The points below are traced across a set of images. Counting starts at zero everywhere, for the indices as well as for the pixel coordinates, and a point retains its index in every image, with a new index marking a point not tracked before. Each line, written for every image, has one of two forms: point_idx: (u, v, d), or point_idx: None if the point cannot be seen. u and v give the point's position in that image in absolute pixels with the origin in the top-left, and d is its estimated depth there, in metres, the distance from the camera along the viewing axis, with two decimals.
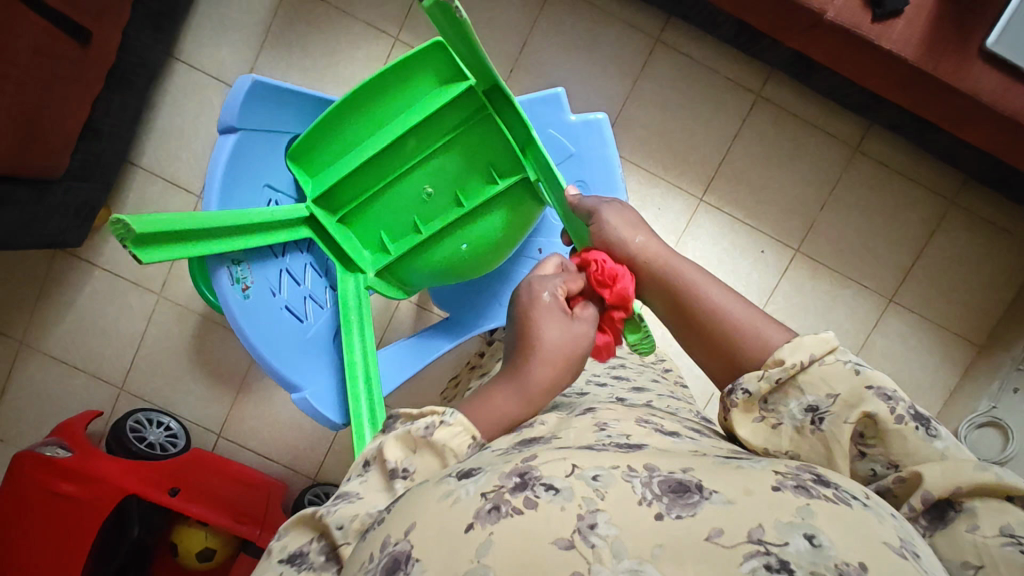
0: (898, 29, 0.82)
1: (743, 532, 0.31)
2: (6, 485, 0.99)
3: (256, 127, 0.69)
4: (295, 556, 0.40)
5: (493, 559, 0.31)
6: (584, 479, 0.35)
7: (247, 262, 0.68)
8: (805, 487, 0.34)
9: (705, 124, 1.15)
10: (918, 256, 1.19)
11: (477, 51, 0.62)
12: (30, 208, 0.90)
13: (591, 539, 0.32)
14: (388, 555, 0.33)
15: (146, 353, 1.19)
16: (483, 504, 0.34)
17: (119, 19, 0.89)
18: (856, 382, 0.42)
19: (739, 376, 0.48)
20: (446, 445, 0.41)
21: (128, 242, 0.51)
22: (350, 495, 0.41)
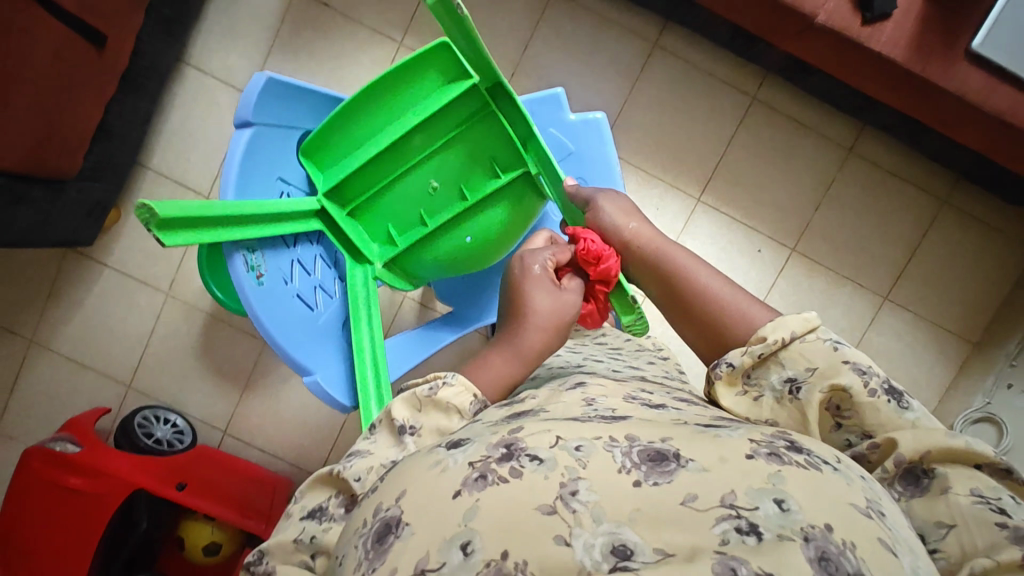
0: (886, 32, 0.85)
1: (715, 498, 0.33)
2: (16, 479, 1.01)
3: (270, 122, 0.71)
4: (315, 512, 0.43)
5: (479, 523, 0.33)
6: (566, 450, 0.36)
7: (261, 249, 0.70)
8: (777, 454, 0.36)
9: (702, 126, 1.17)
10: (912, 255, 1.21)
11: (480, 48, 0.65)
12: (46, 207, 0.93)
13: (573, 505, 0.33)
14: (381, 521, 0.36)
15: (153, 351, 1.22)
16: (470, 473, 0.36)
17: (131, 24, 0.92)
18: (834, 357, 0.45)
19: (725, 352, 0.51)
20: (451, 401, 0.46)
21: (154, 226, 0.53)
22: (363, 451, 0.44)
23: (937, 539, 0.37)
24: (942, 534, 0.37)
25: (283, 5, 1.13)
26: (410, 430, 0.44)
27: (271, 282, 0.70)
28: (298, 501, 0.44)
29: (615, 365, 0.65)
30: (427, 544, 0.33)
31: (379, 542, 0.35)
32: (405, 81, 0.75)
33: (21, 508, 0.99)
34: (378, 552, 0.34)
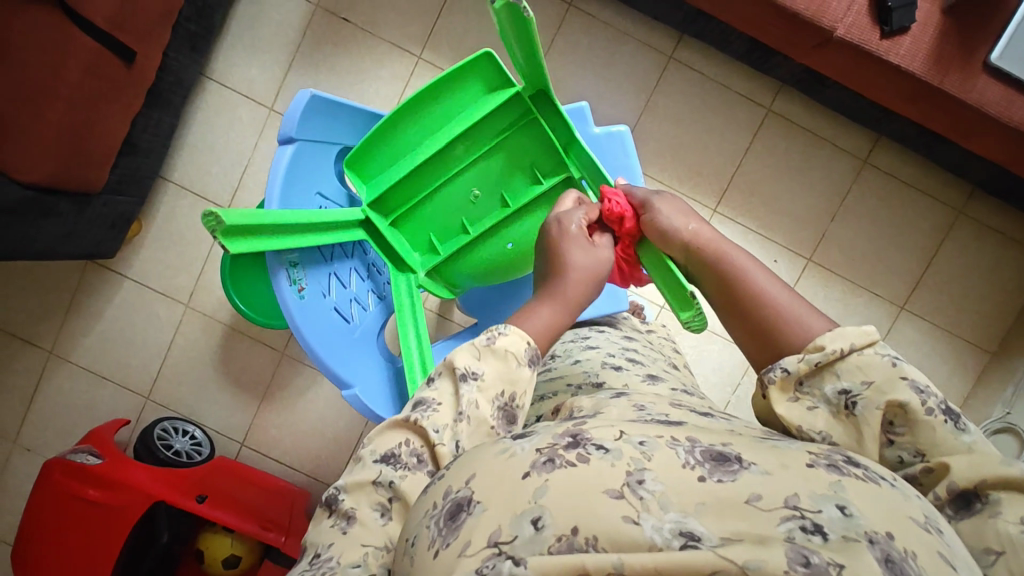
0: (905, 46, 0.86)
1: (779, 499, 0.33)
2: (37, 489, 1.02)
3: (311, 137, 0.71)
4: (388, 457, 0.46)
5: (548, 501, 0.35)
6: (631, 444, 0.38)
7: (302, 265, 0.70)
8: (836, 466, 0.36)
9: (718, 138, 1.18)
10: (928, 265, 1.21)
11: (535, 54, 0.67)
12: (71, 220, 0.94)
13: (640, 492, 0.35)
14: (452, 501, 0.38)
15: (172, 362, 1.22)
16: (538, 457, 0.38)
17: (160, 40, 0.93)
18: (891, 372, 0.44)
19: (780, 357, 0.49)
20: (508, 350, 0.49)
21: (219, 233, 0.55)
22: (429, 402, 0.47)
23: (987, 566, 0.37)
24: (992, 561, 0.37)
25: (305, 21, 1.15)
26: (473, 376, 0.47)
27: (311, 296, 0.70)
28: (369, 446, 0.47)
29: (635, 374, 0.64)
30: (499, 519, 0.35)
31: (452, 519, 0.37)
32: (450, 89, 0.76)
33: (42, 519, 0.99)
34: (451, 530, 0.36)
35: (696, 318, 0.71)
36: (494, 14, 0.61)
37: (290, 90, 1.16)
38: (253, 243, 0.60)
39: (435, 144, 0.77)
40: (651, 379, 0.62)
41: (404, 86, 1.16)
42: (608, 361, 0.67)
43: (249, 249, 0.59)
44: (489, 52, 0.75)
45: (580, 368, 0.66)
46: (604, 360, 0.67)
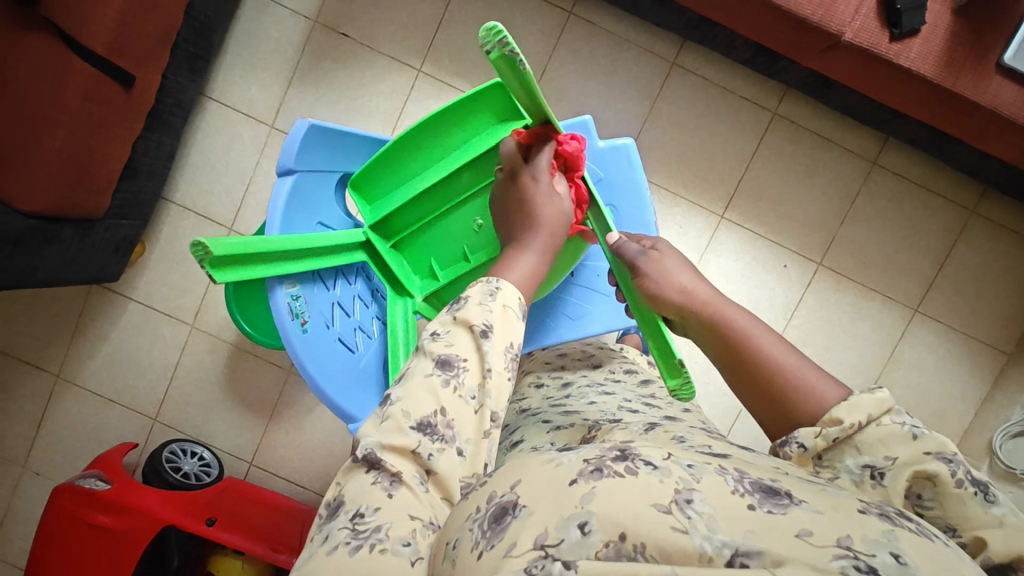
0: (914, 48, 0.84)
1: (831, 537, 0.31)
2: (47, 516, 1.02)
3: (311, 167, 0.71)
4: (424, 426, 0.45)
5: (597, 507, 0.33)
6: (679, 464, 0.36)
7: (304, 296, 0.70)
8: (888, 515, 0.34)
9: (723, 143, 1.16)
10: (941, 266, 1.19)
11: (537, 97, 0.62)
12: (74, 247, 0.94)
13: (688, 511, 0.33)
14: (497, 505, 0.37)
15: (179, 383, 1.21)
16: (586, 466, 0.36)
17: (159, 63, 0.93)
18: (914, 446, 0.42)
19: (794, 428, 0.48)
20: (512, 303, 0.51)
21: (207, 263, 0.55)
22: (457, 363, 0.47)
23: None
24: None
25: (303, 37, 1.14)
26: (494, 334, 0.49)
27: (314, 329, 0.70)
28: (398, 407, 0.45)
29: (652, 415, 0.63)
30: (545, 521, 0.34)
31: (496, 522, 0.36)
32: (458, 118, 0.74)
33: (56, 546, 1.00)
34: (496, 532, 0.35)
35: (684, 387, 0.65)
36: (490, 61, 0.57)
37: (290, 107, 1.15)
38: (245, 271, 0.60)
39: (441, 171, 0.77)
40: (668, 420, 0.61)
41: (404, 99, 1.15)
42: (625, 406, 0.67)
43: (237, 276, 0.58)
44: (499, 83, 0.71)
45: (596, 409, 0.66)
46: (621, 405, 0.67)
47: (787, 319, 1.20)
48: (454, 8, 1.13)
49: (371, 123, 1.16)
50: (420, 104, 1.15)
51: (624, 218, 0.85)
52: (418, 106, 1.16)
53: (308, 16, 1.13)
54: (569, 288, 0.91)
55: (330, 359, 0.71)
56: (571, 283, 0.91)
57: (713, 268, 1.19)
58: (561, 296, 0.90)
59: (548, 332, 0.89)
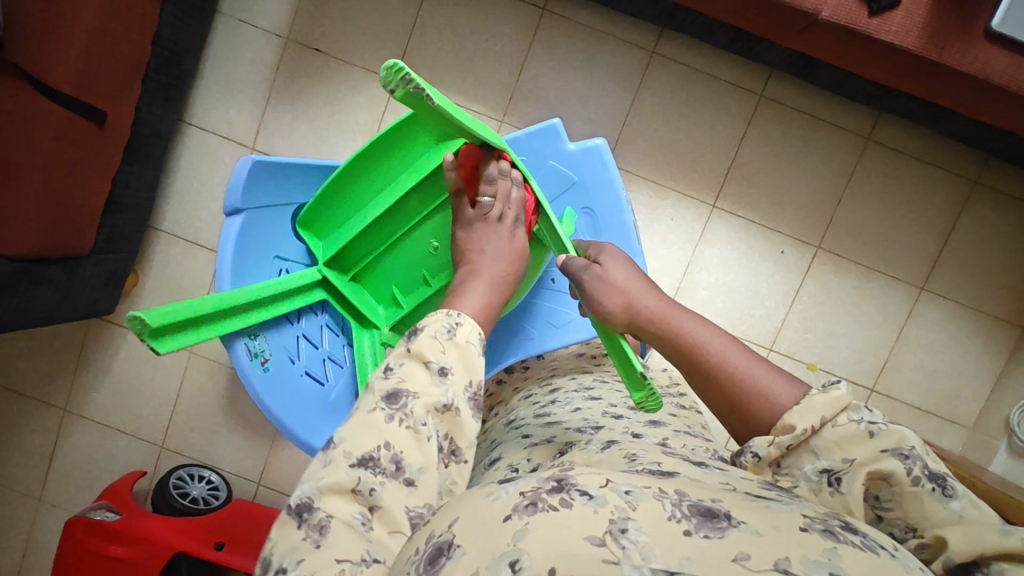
0: (896, 21, 0.80)
1: (768, 561, 0.30)
2: (61, 550, 1.03)
3: (260, 204, 0.73)
4: (365, 460, 0.46)
5: (528, 544, 0.32)
6: (616, 491, 0.35)
7: (264, 335, 0.72)
8: (832, 532, 0.33)
9: (710, 130, 1.13)
10: (945, 242, 1.15)
11: (457, 119, 0.62)
12: (63, 284, 0.95)
13: (622, 541, 0.32)
14: (433, 546, 0.36)
15: (182, 409, 1.22)
16: (520, 500, 0.35)
17: (129, 96, 0.93)
18: (871, 445, 0.43)
19: (751, 436, 0.48)
20: (464, 336, 0.53)
21: (145, 336, 0.56)
22: (405, 395, 0.48)
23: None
24: None
25: (276, 57, 1.13)
26: (448, 370, 0.50)
27: (277, 365, 0.73)
28: (339, 447, 0.46)
29: (635, 421, 0.63)
30: (476, 562, 0.33)
31: (431, 564, 0.35)
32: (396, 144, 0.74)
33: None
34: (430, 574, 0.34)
35: (651, 398, 0.63)
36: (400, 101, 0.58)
37: (269, 128, 1.15)
38: (189, 336, 0.61)
39: (391, 197, 0.75)
40: (650, 425, 0.61)
41: (382, 110, 1.14)
42: (609, 412, 0.66)
43: (180, 345, 0.60)
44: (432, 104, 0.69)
45: (579, 416, 0.65)
46: (604, 411, 0.66)
47: (787, 306, 1.17)
48: (427, 13, 1.12)
49: (349, 137, 1.15)
50: (399, 114, 1.14)
51: (595, 221, 0.83)
52: (397, 116, 1.14)
53: (280, 34, 1.13)
54: (541, 293, 0.89)
55: (294, 395, 0.74)
56: (544, 288, 0.90)
57: (707, 260, 1.16)
58: (536, 303, 0.89)
59: (532, 342, 0.88)
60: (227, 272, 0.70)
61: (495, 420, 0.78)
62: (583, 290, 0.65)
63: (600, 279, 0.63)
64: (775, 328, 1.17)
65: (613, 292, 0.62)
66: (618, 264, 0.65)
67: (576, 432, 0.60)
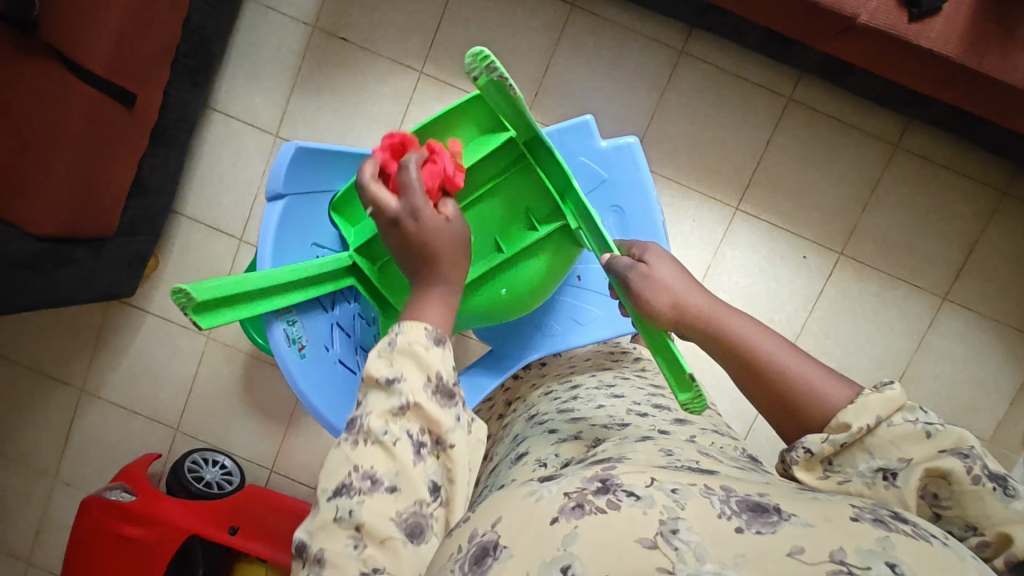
0: (937, 28, 0.79)
1: (823, 552, 0.30)
2: (77, 528, 1.05)
3: (300, 190, 0.73)
4: (342, 488, 0.48)
5: (579, 548, 0.33)
6: (662, 491, 0.35)
7: (301, 321, 0.72)
8: (883, 521, 0.32)
9: (736, 132, 1.12)
10: (970, 252, 1.13)
11: (523, 113, 0.64)
12: (88, 266, 0.96)
13: (674, 542, 0.32)
14: (477, 544, 0.36)
15: (198, 393, 1.23)
16: (566, 502, 0.35)
17: (159, 80, 0.93)
18: (929, 446, 0.42)
19: (803, 434, 0.47)
20: (407, 341, 0.52)
21: (190, 310, 0.56)
22: (360, 420, 0.49)
23: None
24: None
25: (304, 45, 1.13)
26: (397, 378, 0.50)
27: (312, 353, 0.73)
28: (319, 484, 0.49)
29: (661, 419, 0.63)
30: (527, 566, 0.33)
31: (477, 563, 0.35)
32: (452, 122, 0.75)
33: (86, 554, 1.03)
34: (478, 573, 0.34)
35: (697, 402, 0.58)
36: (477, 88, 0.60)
37: (294, 115, 1.15)
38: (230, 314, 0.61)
39: None
40: (677, 423, 0.61)
41: (407, 101, 1.14)
42: (633, 409, 0.65)
43: (221, 320, 0.60)
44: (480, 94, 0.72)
45: (604, 413, 0.65)
46: (630, 407, 0.66)
47: (807, 312, 1.16)
48: (454, 6, 1.11)
49: (373, 128, 1.15)
50: (423, 105, 1.14)
51: (625, 221, 0.83)
52: (421, 108, 1.14)
53: (307, 21, 1.12)
54: (564, 289, 0.90)
55: (328, 382, 0.74)
56: (568, 285, 0.90)
57: (728, 263, 1.15)
58: (559, 298, 0.90)
59: (555, 338, 0.88)
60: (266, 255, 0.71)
61: (515, 417, 0.78)
62: (628, 289, 0.59)
63: (649, 281, 0.58)
64: (794, 334, 1.16)
65: (661, 292, 0.57)
66: (666, 262, 0.60)
67: (602, 428, 0.60)
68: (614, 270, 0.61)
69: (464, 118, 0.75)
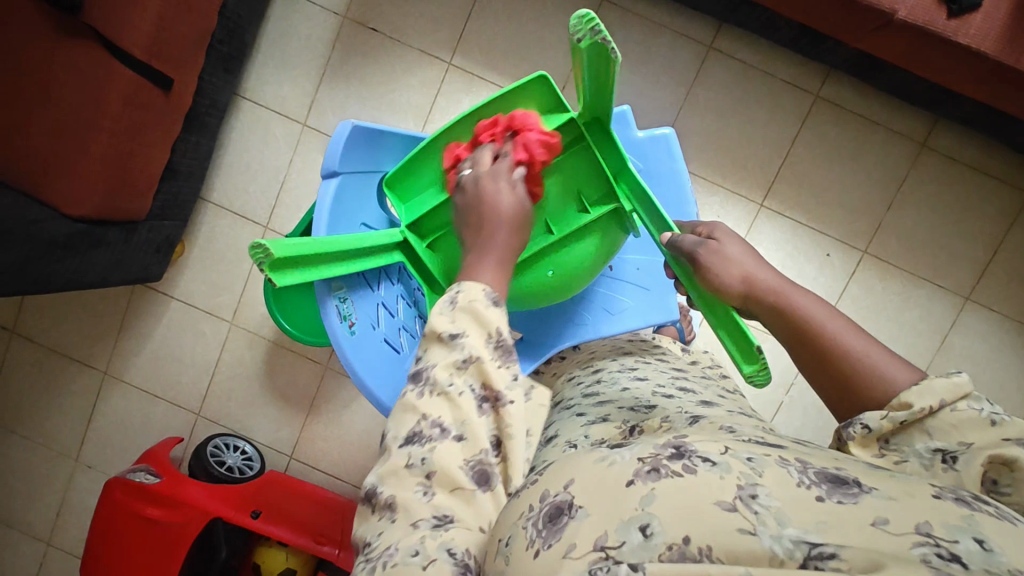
0: (975, 25, 0.80)
1: (909, 524, 0.30)
2: (100, 509, 1.05)
3: (353, 169, 0.75)
4: (412, 437, 0.48)
5: (657, 508, 0.34)
6: (739, 458, 0.36)
7: (351, 297, 0.73)
8: (965, 500, 0.32)
9: (764, 128, 1.12)
10: (995, 253, 1.13)
11: (606, 89, 0.67)
12: (119, 248, 0.97)
13: (754, 506, 0.33)
14: (550, 505, 0.38)
15: (220, 379, 1.24)
16: (642, 466, 0.37)
17: (195, 66, 0.94)
18: (993, 433, 0.41)
19: (860, 412, 0.48)
20: (468, 302, 0.51)
21: (265, 266, 0.57)
22: (425, 373, 0.49)
23: None
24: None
25: (333, 34, 1.14)
26: (459, 335, 0.49)
27: (361, 331, 0.74)
28: (389, 433, 0.49)
29: (688, 400, 0.62)
30: (605, 525, 0.35)
31: (552, 522, 0.37)
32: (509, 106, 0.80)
33: (108, 535, 1.04)
34: (553, 531, 0.36)
35: (762, 373, 0.64)
36: (577, 53, 0.61)
37: (322, 105, 1.15)
38: (297, 277, 0.61)
39: None
40: (704, 405, 0.61)
41: (434, 93, 1.14)
42: (658, 391, 0.65)
43: (290, 282, 0.60)
44: (545, 78, 0.77)
45: (630, 395, 0.65)
46: (656, 388, 0.66)
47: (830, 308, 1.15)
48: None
49: (400, 119, 1.15)
50: (450, 97, 1.14)
51: (666, 210, 0.83)
52: (449, 100, 1.14)
53: (337, 11, 1.13)
54: (598, 280, 0.92)
55: (375, 360, 0.75)
56: (602, 275, 0.92)
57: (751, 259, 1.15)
58: (593, 289, 0.92)
59: (586, 327, 0.88)
60: (322, 227, 0.71)
61: None
62: (697, 267, 0.63)
63: (717, 254, 0.61)
64: None
65: (730, 265, 0.60)
66: (733, 240, 0.63)
67: (630, 410, 0.59)
68: (680, 249, 0.65)
69: (524, 101, 0.80)
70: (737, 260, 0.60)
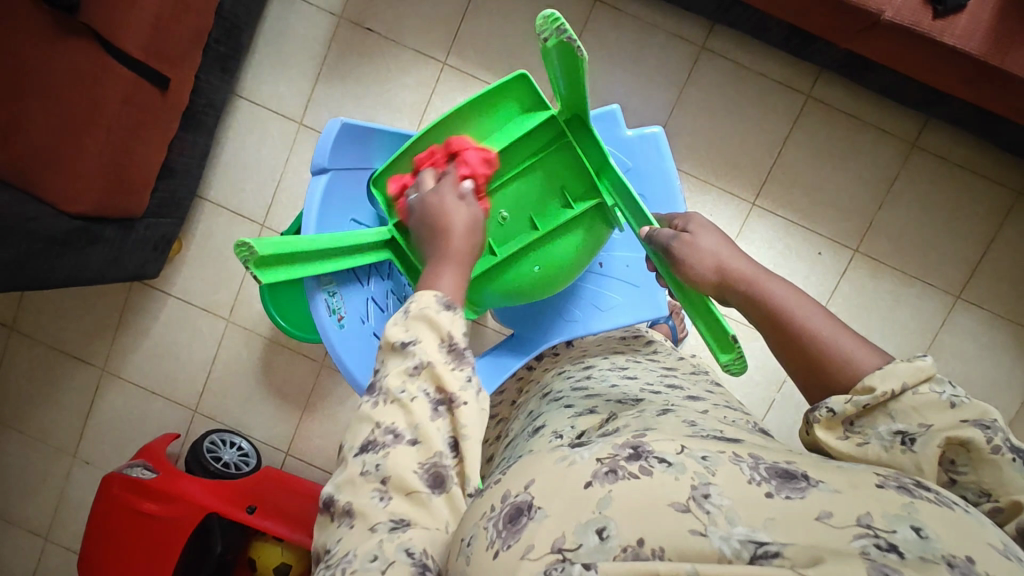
0: (961, 25, 0.81)
1: (850, 517, 0.32)
2: (98, 504, 1.06)
3: (343, 165, 0.77)
4: (367, 446, 0.49)
5: (612, 510, 0.35)
6: (694, 458, 0.37)
7: (341, 292, 0.74)
8: (907, 488, 0.34)
9: (756, 127, 1.13)
10: (985, 252, 1.14)
11: (579, 86, 0.67)
12: (116, 245, 0.98)
13: (706, 506, 0.34)
14: (511, 505, 0.38)
15: (217, 375, 1.25)
16: (600, 467, 0.38)
17: (192, 65, 0.95)
18: (952, 415, 0.43)
19: (827, 397, 0.48)
20: (420, 310, 0.53)
21: (251, 263, 0.58)
22: (380, 382, 0.50)
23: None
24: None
25: (330, 34, 1.15)
26: (412, 342, 0.51)
27: (350, 324, 0.75)
28: (346, 444, 0.50)
29: (675, 395, 0.64)
30: (562, 526, 0.35)
31: (512, 522, 0.37)
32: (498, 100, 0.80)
33: (106, 529, 1.05)
34: (513, 532, 0.36)
35: (739, 360, 0.67)
36: (545, 51, 0.62)
37: (318, 104, 1.17)
38: (284, 272, 0.63)
39: None
40: (691, 399, 0.62)
41: (430, 92, 1.15)
42: (647, 387, 0.66)
43: (276, 277, 0.61)
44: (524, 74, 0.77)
45: (619, 391, 0.66)
46: (644, 386, 0.67)
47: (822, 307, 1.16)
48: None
49: (395, 118, 1.16)
50: (445, 96, 1.15)
51: (654, 206, 0.84)
52: (444, 99, 1.15)
53: (333, 12, 1.14)
54: (587, 276, 0.93)
55: (365, 355, 0.76)
56: (591, 271, 0.93)
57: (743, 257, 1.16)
58: (582, 285, 0.93)
59: (577, 323, 0.90)
60: (312, 223, 0.73)
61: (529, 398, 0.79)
62: (671, 258, 0.64)
63: (692, 249, 0.62)
64: None
65: (705, 256, 0.61)
66: (709, 231, 0.63)
67: (618, 402, 0.61)
68: (656, 241, 0.66)
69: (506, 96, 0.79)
70: (712, 250, 0.61)
